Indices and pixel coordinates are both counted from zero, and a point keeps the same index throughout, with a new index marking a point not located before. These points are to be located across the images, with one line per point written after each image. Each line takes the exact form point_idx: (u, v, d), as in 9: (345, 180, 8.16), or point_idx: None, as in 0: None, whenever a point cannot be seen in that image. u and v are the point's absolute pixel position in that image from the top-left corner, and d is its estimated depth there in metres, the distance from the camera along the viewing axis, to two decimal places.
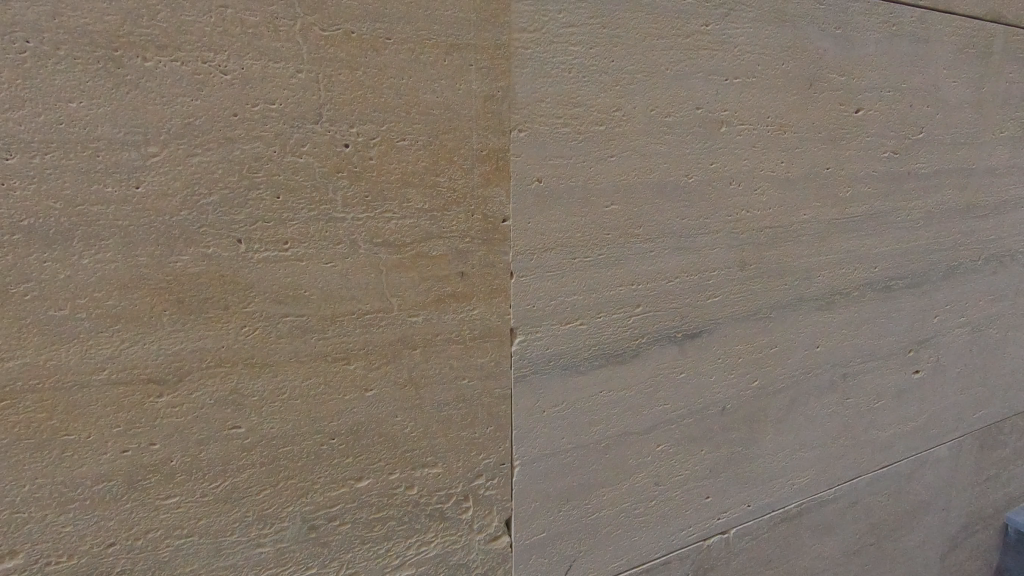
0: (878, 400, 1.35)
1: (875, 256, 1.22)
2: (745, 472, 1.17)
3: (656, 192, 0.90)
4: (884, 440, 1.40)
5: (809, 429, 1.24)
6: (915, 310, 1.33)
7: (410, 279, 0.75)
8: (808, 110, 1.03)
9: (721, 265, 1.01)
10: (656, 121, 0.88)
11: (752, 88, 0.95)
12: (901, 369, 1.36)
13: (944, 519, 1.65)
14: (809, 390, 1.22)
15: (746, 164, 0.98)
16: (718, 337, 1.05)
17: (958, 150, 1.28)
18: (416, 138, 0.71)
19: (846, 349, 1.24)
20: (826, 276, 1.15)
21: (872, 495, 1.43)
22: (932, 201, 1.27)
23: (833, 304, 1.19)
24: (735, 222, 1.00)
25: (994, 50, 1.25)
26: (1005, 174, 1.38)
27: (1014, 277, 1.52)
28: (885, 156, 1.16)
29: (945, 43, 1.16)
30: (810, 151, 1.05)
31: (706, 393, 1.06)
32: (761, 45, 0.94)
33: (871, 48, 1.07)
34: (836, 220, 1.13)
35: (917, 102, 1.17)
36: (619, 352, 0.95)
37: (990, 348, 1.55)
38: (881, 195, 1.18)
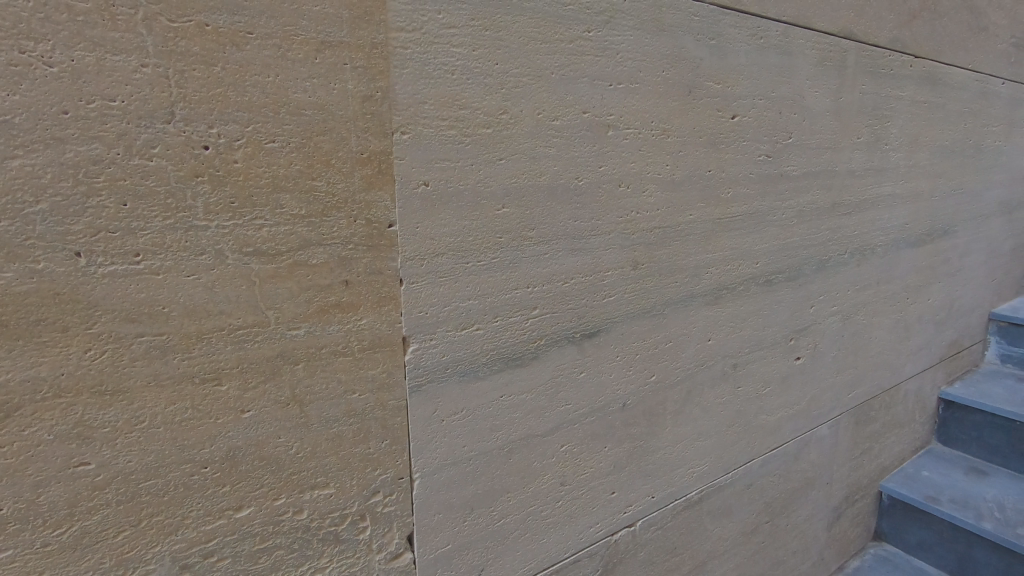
0: (766, 387, 1.45)
1: (756, 252, 1.31)
2: (648, 464, 1.21)
3: (547, 195, 0.91)
4: (773, 424, 1.50)
5: (704, 419, 1.31)
6: (793, 302, 1.44)
7: (287, 290, 0.70)
8: (688, 116, 1.08)
9: (614, 266, 1.04)
10: (544, 125, 0.88)
11: (635, 94, 0.98)
12: (784, 357, 1.47)
13: (828, 493, 1.80)
14: (703, 381, 1.28)
15: (634, 167, 1.02)
16: (615, 336, 1.07)
17: (823, 154, 1.40)
18: (287, 140, 0.67)
19: (734, 341, 1.32)
20: (714, 273, 1.22)
21: (765, 476, 1.53)
22: (802, 201, 1.38)
23: (721, 299, 1.26)
24: (626, 223, 1.03)
25: (848, 64, 1.38)
26: (863, 176, 1.53)
27: (875, 269, 1.69)
28: (760, 159, 1.25)
29: (806, 56, 1.27)
30: (693, 155, 1.11)
31: (606, 391, 1.09)
32: (642, 52, 0.98)
33: (742, 59, 1.14)
34: (720, 220, 1.20)
35: (785, 110, 1.26)
36: (518, 355, 0.95)
37: (859, 334, 1.71)
38: (759, 195, 1.27)
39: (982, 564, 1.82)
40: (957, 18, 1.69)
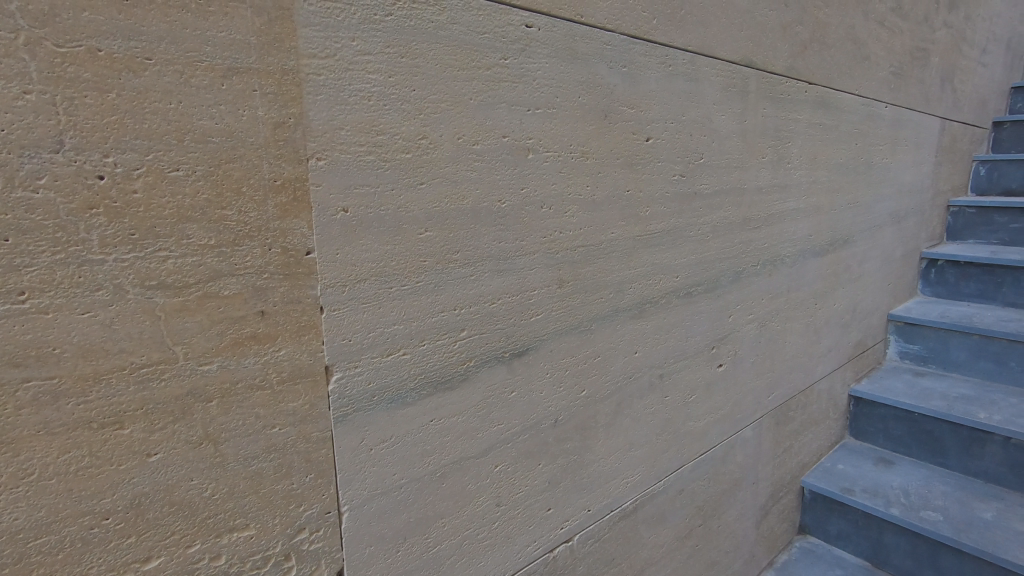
0: (691, 394, 1.51)
1: (676, 267, 1.37)
2: (583, 478, 1.23)
3: (471, 217, 0.92)
4: (700, 430, 1.57)
5: (635, 429, 1.35)
6: (712, 312, 1.52)
7: (197, 324, 0.67)
8: (605, 139, 1.13)
9: (540, 285, 1.06)
10: (465, 149, 0.90)
11: (553, 118, 1.02)
12: (707, 365, 1.54)
13: (755, 492, 1.89)
14: (632, 393, 1.32)
15: (555, 189, 1.05)
16: (545, 353, 1.09)
17: (732, 173, 1.49)
18: (193, 168, 0.64)
19: (660, 352, 1.38)
20: (637, 288, 1.27)
21: (695, 481, 1.60)
22: (716, 217, 1.46)
23: (646, 312, 1.31)
24: (550, 243, 1.06)
25: (750, 89, 1.49)
26: (769, 192, 1.65)
27: (785, 278, 1.81)
28: (676, 179, 1.32)
29: (712, 82, 1.36)
30: (611, 176, 1.15)
31: (538, 408, 1.10)
32: (558, 79, 1.01)
33: (654, 85, 1.21)
34: (640, 237, 1.25)
35: (696, 132, 1.34)
36: (447, 378, 0.94)
37: (774, 339, 1.82)
38: (675, 212, 1.34)
39: (893, 548, 1.97)
40: (843, 49, 1.87)
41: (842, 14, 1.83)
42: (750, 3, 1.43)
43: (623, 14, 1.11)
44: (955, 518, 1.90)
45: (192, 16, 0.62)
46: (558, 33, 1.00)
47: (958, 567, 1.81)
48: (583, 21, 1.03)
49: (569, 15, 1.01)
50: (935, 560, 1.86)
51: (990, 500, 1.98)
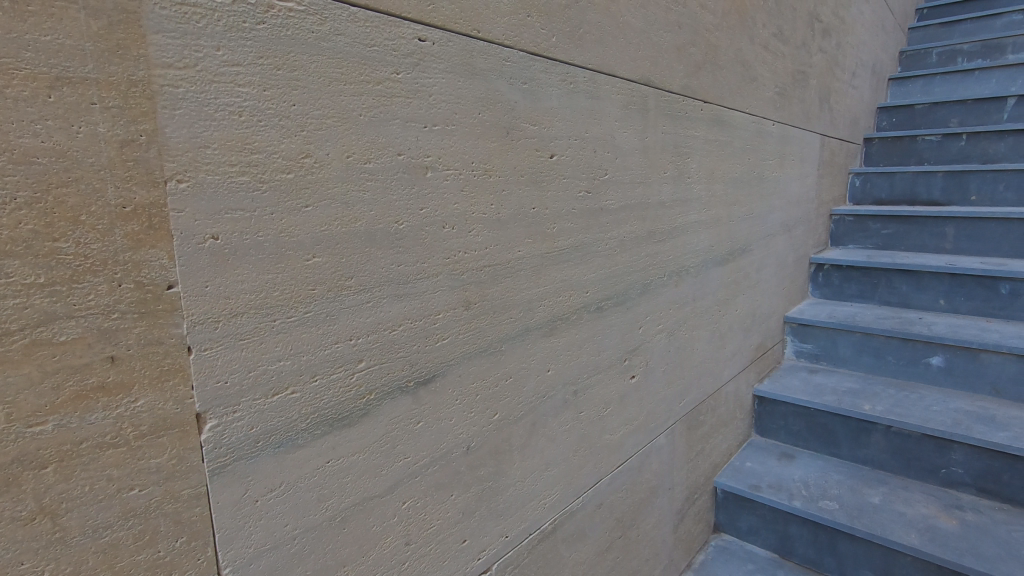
0: (606, 407, 1.52)
1: (585, 282, 1.38)
2: (498, 505, 1.20)
3: (365, 240, 0.86)
4: (616, 442, 1.58)
5: (551, 448, 1.33)
6: (623, 325, 1.55)
7: (24, 377, 0.57)
8: (508, 156, 1.11)
9: (445, 308, 1.01)
10: (356, 168, 0.84)
11: (452, 135, 0.98)
12: (620, 377, 1.56)
13: (671, 498, 1.94)
14: (546, 412, 1.30)
15: (457, 208, 1.01)
16: (453, 379, 1.05)
17: (636, 188, 1.53)
18: (13, 195, 0.55)
19: (572, 368, 1.37)
20: (547, 305, 1.26)
21: (613, 493, 1.61)
22: (622, 231, 1.49)
23: (557, 329, 1.30)
24: (454, 263, 1.02)
25: (650, 107, 1.54)
26: (672, 206, 1.71)
27: (690, 288, 1.88)
28: (581, 195, 1.32)
29: (612, 100, 1.38)
30: (516, 193, 1.14)
31: (448, 437, 1.05)
32: (455, 95, 0.98)
33: (555, 102, 1.21)
34: (548, 254, 1.24)
35: (599, 149, 1.36)
36: (344, 414, 0.87)
37: (682, 347, 1.89)
38: (582, 228, 1.34)
39: (797, 539, 2.08)
40: (733, 70, 1.98)
41: (731, 38, 1.95)
42: (646, 25, 1.48)
43: (521, 30, 1.10)
44: (849, 506, 2.04)
45: (5, 18, 0.53)
46: (454, 47, 0.97)
47: (853, 551, 1.95)
48: (480, 36, 1.01)
49: (465, 29, 0.98)
50: (834, 547, 1.99)
51: (876, 484, 2.16)
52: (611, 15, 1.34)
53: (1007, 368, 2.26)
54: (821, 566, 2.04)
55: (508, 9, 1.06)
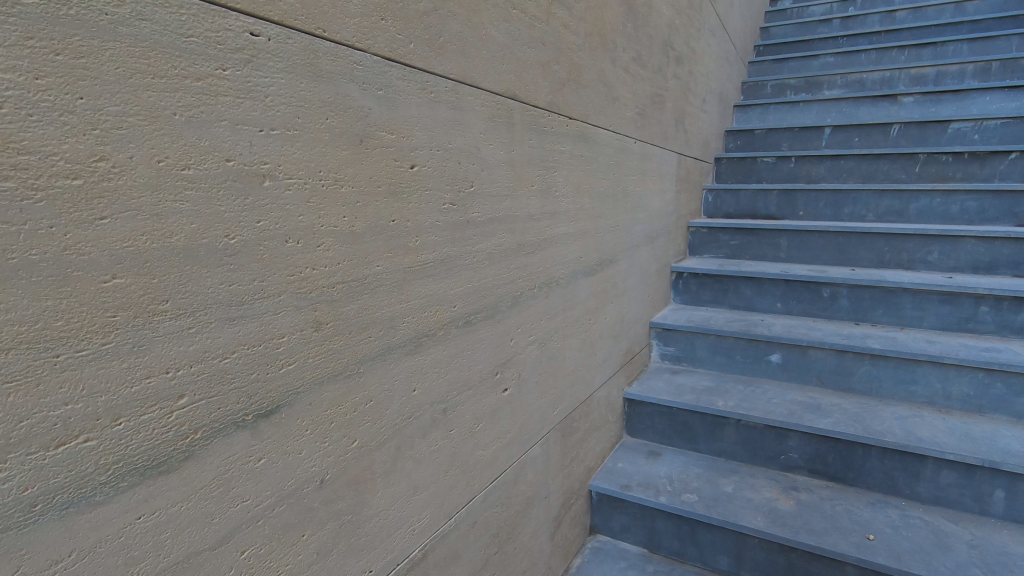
0: (478, 423, 1.50)
1: (453, 296, 1.34)
2: (360, 539, 1.12)
3: (183, 257, 0.75)
4: (489, 457, 1.56)
5: (420, 470, 1.28)
6: (493, 337, 1.53)
7: None
8: (362, 166, 1.04)
9: (290, 330, 0.92)
10: (170, 174, 0.73)
11: (293, 142, 0.90)
12: (492, 392, 1.55)
13: (547, 506, 1.96)
14: (413, 434, 1.25)
15: (302, 221, 0.93)
16: (302, 407, 0.96)
17: (503, 201, 1.53)
18: None
19: (441, 386, 1.33)
20: (411, 322, 1.20)
21: (489, 508, 1.59)
22: (490, 244, 1.48)
23: (422, 346, 1.25)
24: (300, 281, 0.93)
25: (515, 121, 1.55)
26: (540, 218, 1.74)
27: (560, 298, 1.93)
28: (445, 208, 1.29)
29: (477, 112, 1.37)
30: (372, 205, 1.07)
31: (298, 472, 0.96)
32: (297, 97, 0.90)
33: (414, 111, 1.16)
34: (410, 269, 1.19)
35: (463, 161, 1.34)
36: (160, 459, 0.75)
37: (554, 357, 1.92)
38: (448, 241, 1.31)
39: (663, 533, 2.21)
40: (595, 90, 2.07)
41: (594, 59, 2.04)
42: (509, 39, 1.49)
43: (374, 34, 1.04)
44: (706, 497, 2.21)
45: None
46: (294, 46, 0.88)
47: (711, 538, 2.11)
48: (326, 36, 0.94)
49: (307, 27, 0.91)
50: (695, 537, 2.14)
51: (729, 474, 2.36)
52: (473, 27, 1.33)
53: (828, 362, 2.60)
54: (685, 555, 2.18)
55: (358, 11, 1.00)
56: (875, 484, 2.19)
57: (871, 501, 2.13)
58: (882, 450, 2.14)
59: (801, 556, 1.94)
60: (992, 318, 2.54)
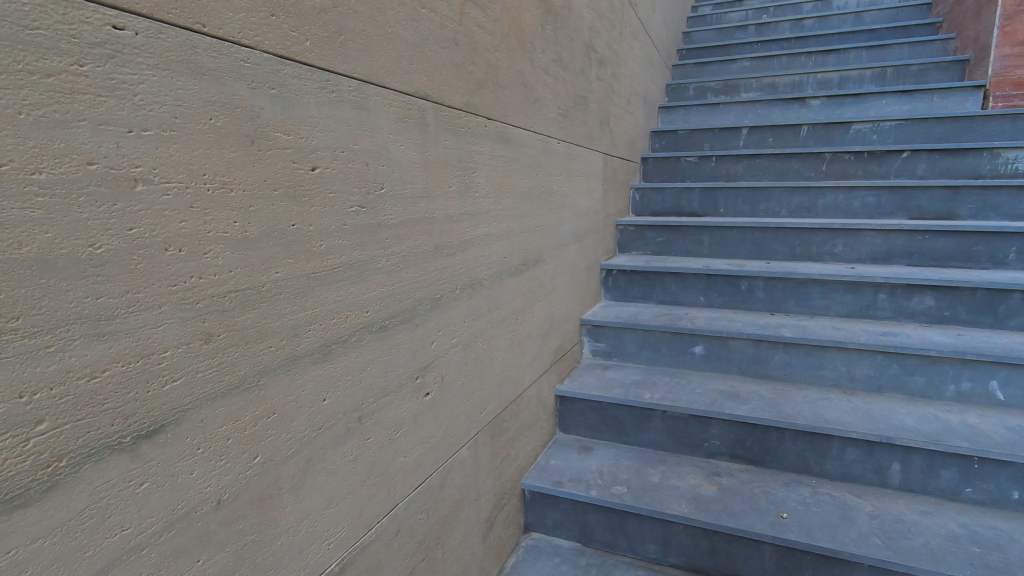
0: (398, 429, 1.47)
1: (365, 301, 1.31)
2: (265, 559, 1.07)
3: (37, 270, 0.69)
4: (411, 464, 1.54)
5: (334, 482, 1.24)
6: (412, 341, 1.51)
7: None
8: (253, 169, 0.99)
9: (175, 343, 0.87)
10: (18, 179, 0.67)
11: (171, 143, 0.84)
12: (412, 397, 1.52)
13: (478, 508, 1.96)
14: (324, 445, 1.21)
15: (185, 227, 0.87)
16: (192, 425, 0.90)
17: (418, 203, 1.51)
18: None
19: (355, 394, 1.29)
20: (317, 330, 1.16)
21: (413, 515, 1.56)
22: (405, 246, 1.45)
23: (332, 353, 1.21)
24: (184, 291, 0.88)
25: (428, 121, 1.53)
26: (460, 220, 1.73)
27: (484, 299, 1.92)
28: (352, 210, 1.25)
29: (385, 112, 1.35)
30: (268, 210, 1.03)
31: (190, 493, 0.91)
32: (174, 95, 0.85)
33: (314, 111, 1.12)
34: (315, 276, 1.15)
35: (372, 162, 1.31)
36: (17, 490, 0.69)
37: (479, 358, 1.92)
38: (357, 245, 1.27)
39: (595, 526, 2.25)
40: (515, 91, 2.08)
41: (511, 60, 2.05)
42: (419, 39, 1.47)
43: (264, 30, 1.00)
44: (635, 488, 2.27)
45: None
46: (166, 41, 0.83)
47: (640, 528, 2.17)
48: (206, 32, 0.89)
49: (183, 21, 0.85)
50: (625, 528, 2.19)
51: (656, 464, 2.44)
52: (377, 25, 1.30)
53: (746, 351, 2.73)
54: (616, 546, 2.23)
55: (243, 5, 0.96)
56: (789, 465, 2.32)
57: (786, 482, 2.26)
58: (794, 432, 2.28)
59: (722, 539, 2.03)
60: (889, 305, 2.75)
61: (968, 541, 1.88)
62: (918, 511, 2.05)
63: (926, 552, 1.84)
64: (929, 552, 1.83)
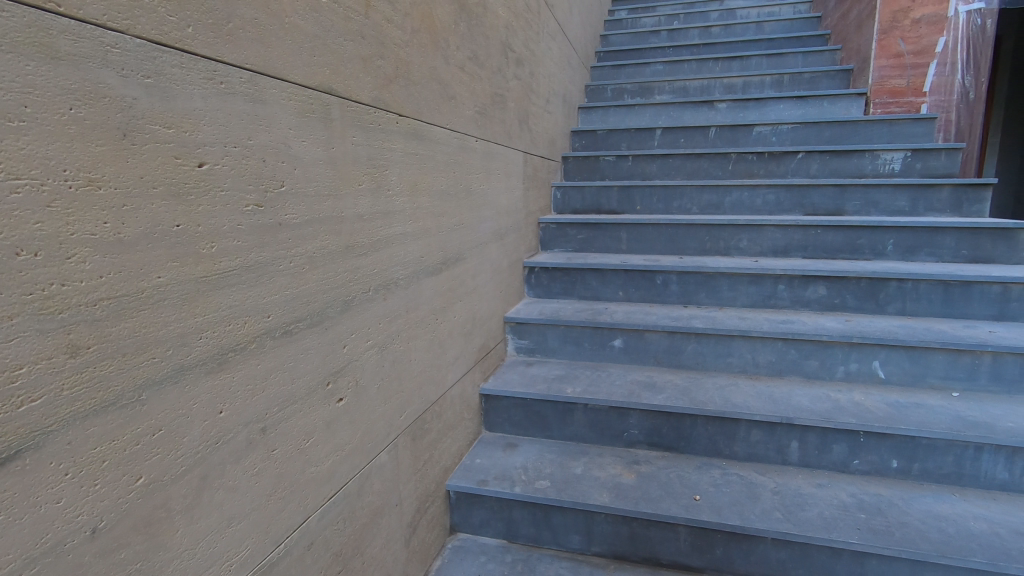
0: (308, 438, 1.40)
1: (265, 305, 1.24)
2: None
3: None
4: (324, 473, 1.48)
5: (235, 498, 1.17)
6: (321, 346, 1.44)
7: None
8: (126, 164, 0.91)
9: (32, 360, 0.78)
10: None
11: (20, 135, 0.76)
12: (323, 403, 1.46)
13: (399, 513, 1.92)
14: (223, 460, 1.13)
15: (41, 230, 0.79)
16: (56, 449, 0.81)
17: (324, 202, 1.44)
18: None
19: (257, 404, 1.22)
20: (210, 337, 1.08)
21: (327, 527, 1.50)
22: (310, 246, 1.39)
23: (229, 362, 1.14)
24: (42, 300, 0.79)
25: (333, 117, 1.47)
26: (372, 219, 1.68)
27: (401, 299, 1.88)
28: (248, 210, 1.18)
29: (283, 106, 1.28)
30: (146, 209, 0.94)
31: (57, 523, 0.82)
32: (23, 81, 0.76)
33: (200, 103, 1.05)
34: (206, 279, 1.07)
35: (269, 158, 1.23)
36: None
37: (397, 360, 1.87)
38: (254, 246, 1.20)
39: (520, 522, 2.27)
40: (428, 87, 2.05)
41: (424, 56, 2.02)
42: (321, 31, 1.41)
43: (135, 12, 0.92)
44: (558, 481, 2.30)
45: None
46: (11, 20, 0.74)
47: (563, 520, 2.21)
48: (63, 12, 0.81)
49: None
50: (549, 521, 2.23)
51: (578, 457, 2.49)
52: (272, 14, 1.23)
53: (662, 343, 2.85)
54: (541, 540, 2.26)
55: None
56: (701, 450, 2.44)
57: (699, 465, 2.38)
58: (705, 418, 2.40)
59: (640, 525, 2.10)
60: (787, 295, 2.96)
61: (856, 509, 2.06)
62: (814, 484, 2.22)
63: (820, 521, 1.99)
64: (823, 521, 1.99)
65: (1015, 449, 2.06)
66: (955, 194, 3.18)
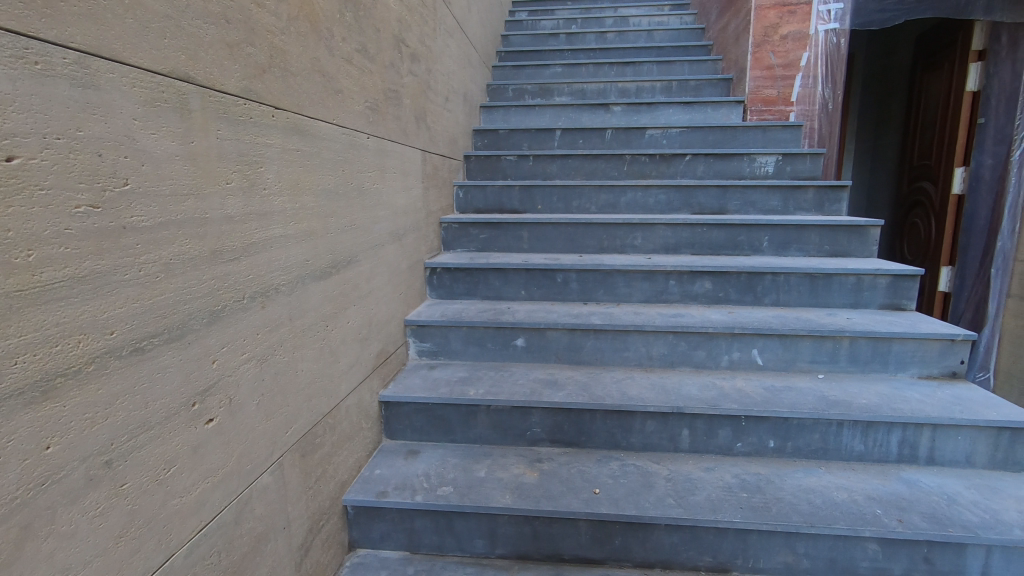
0: (169, 467, 1.25)
1: (109, 321, 1.08)
2: None
3: None
4: (192, 503, 1.33)
5: (70, 544, 1.01)
6: (183, 363, 1.29)
7: None
8: None
9: None
10: None
11: None
12: (187, 426, 1.31)
13: (288, 536, 1.79)
14: (51, 502, 0.98)
15: None
16: None
17: (184, 202, 1.29)
18: None
19: (100, 434, 1.06)
20: (27, 363, 0.93)
21: (198, 562, 1.36)
22: (167, 252, 1.24)
23: (58, 389, 0.98)
24: None
25: (192, 107, 1.32)
26: (244, 221, 1.53)
27: (283, 307, 1.75)
28: (80, 212, 1.02)
29: (125, 94, 1.12)
30: None
31: None
32: None
33: (4, 85, 0.89)
34: (21, 295, 0.92)
35: (107, 152, 1.08)
36: None
37: (280, 373, 1.73)
38: (91, 254, 1.04)
39: (423, 531, 2.20)
40: (310, 79, 1.92)
41: (303, 45, 1.88)
42: (173, 10, 1.26)
43: None
44: (460, 487, 2.26)
45: None
46: None
47: (466, 525, 2.17)
48: None
49: None
50: (452, 528, 2.18)
51: (482, 459, 2.46)
52: None
53: (563, 340, 2.89)
54: (444, 548, 2.21)
55: None
56: (601, 443, 2.50)
57: (598, 459, 2.44)
58: (604, 412, 2.46)
59: (542, 523, 2.11)
60: (677, 290, 3.12)
61: (738, 489, 2.21)
62: (702, 468, 2.35)
63: (707, 503, 2.11)
64: (710, 503, 2.11)
65: (868, 423, 2.30)
66: (818, 194, 3.52)
